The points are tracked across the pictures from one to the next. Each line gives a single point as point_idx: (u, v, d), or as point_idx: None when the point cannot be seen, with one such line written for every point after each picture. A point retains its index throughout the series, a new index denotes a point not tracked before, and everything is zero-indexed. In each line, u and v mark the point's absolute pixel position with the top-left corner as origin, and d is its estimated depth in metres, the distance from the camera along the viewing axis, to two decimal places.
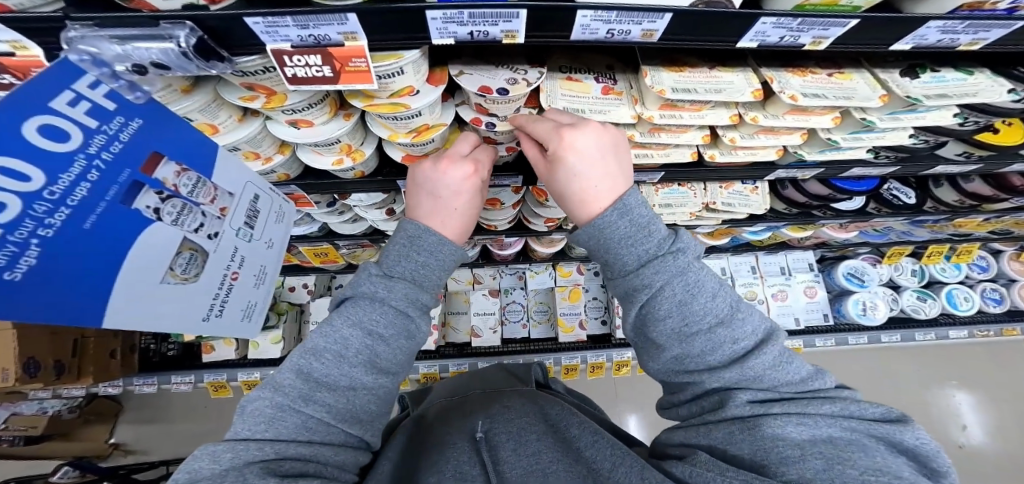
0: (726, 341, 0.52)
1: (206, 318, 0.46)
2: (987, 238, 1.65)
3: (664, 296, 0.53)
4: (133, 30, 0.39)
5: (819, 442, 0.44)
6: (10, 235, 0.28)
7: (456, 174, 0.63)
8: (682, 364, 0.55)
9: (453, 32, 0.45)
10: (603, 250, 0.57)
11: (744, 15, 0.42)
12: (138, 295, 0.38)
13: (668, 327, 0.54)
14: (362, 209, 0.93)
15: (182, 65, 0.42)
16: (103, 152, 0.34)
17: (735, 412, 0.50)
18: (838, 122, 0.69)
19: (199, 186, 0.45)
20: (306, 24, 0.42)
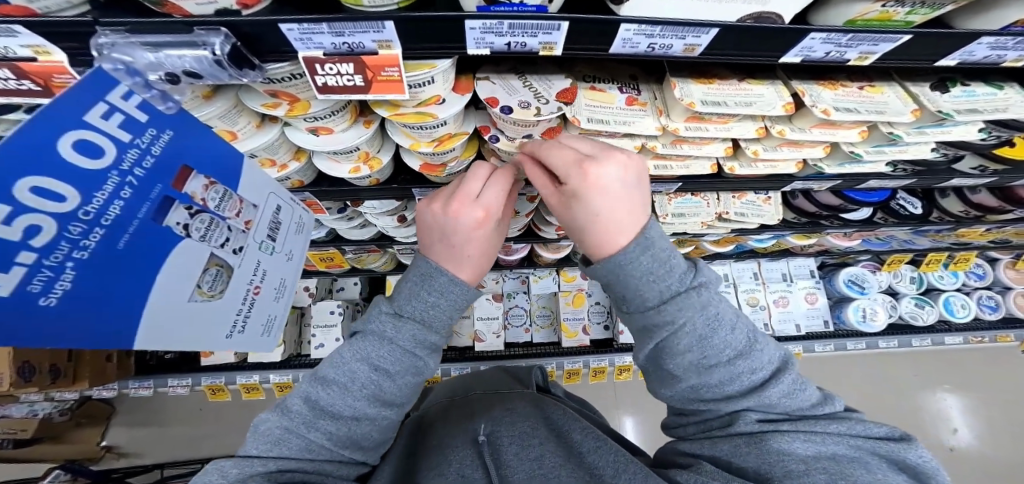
0: (745, 372, 0.50)
1: (228, 335, 0.47)
2: (985, 246, 1.67)
3: (684, 332, 0.49)
4: (166, 37, 0.38)
5: (822, 459, 0.44)
6: (42, 259, 0.28)
7: (469, 218, 0.55)
8: (698, 393, 0.52)
9: (490, 42, 0.44)
10: (623, 284, 0.50)
11: (793, 30, 0.42)
12: (167, 316, 0.38)
13: (688, 361, 0.50)
14: (374, 216, 0.91)
15: (213, 73, 0.41)
16: (138, 169, 0.33)
17: (743, 428, 0.49)
18: (864, 137, 0.69)
19: (226, 199, 0.44)
20: (342, 31, 0.41)
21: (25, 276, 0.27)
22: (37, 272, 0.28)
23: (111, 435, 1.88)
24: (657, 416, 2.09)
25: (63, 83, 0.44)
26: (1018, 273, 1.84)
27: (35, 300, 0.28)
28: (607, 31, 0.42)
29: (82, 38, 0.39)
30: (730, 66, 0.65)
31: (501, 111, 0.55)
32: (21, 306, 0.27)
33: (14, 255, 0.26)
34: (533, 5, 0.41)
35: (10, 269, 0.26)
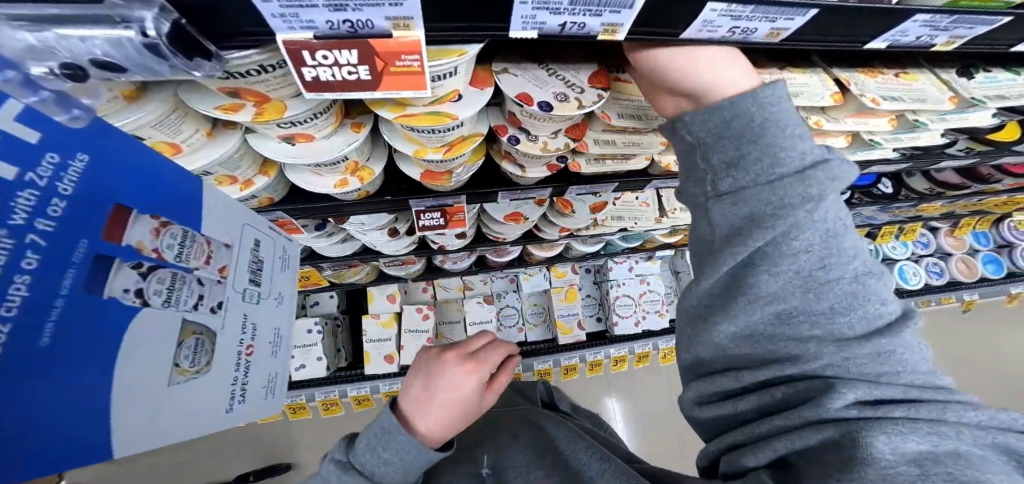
0: (873, 301, 0.40)
1: (228, 408, 0.35)
2: (932, 218, 1.81)
3: (813, 215, 0.39)
4: (51, 9, 0.23)
5: (944, 457, 0.32)
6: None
7: (452, 368, 0.57)
8: (785, 324, 0.41)
9: (541, 22, 0.34)
10: (751, 138, 0.39)
11: (897, 12, 0.36)
12: (149, 412, 0.27)
13: (800, 267, 0.40)
14: (361, 231, 0.80)
15: (144, 64, 0.27)
16: (42, 221, 0.21)
17: (830, 413, 0.37)
18: (892, 124, 0.65)
19: (188, 243, 0.32)
20: (343, 4, 0.29)
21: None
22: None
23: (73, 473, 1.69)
24: (646, 402, 2.11)
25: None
26: (956, 240, 2.02)
27: None
28: (688, 9, 0.34)
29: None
30: (766, 52, 0.58)
31: (533, 106, 0.46)
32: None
33: None
34: None
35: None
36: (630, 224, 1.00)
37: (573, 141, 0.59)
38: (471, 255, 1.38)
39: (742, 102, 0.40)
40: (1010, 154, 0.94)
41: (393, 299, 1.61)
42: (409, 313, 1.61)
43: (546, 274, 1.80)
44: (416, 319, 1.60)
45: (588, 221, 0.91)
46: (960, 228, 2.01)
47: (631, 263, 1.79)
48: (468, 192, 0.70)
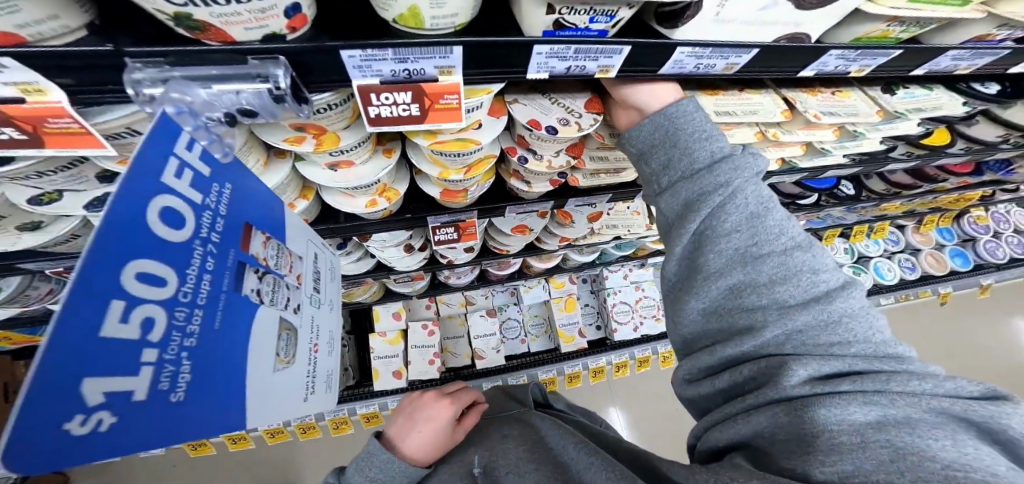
0: (803, 270, 0.50)
1: (305, 398, 0.41)
2: (897, 216, 1.96)
3: (729, 199, 0.53)
4: (210, 69, 0.33)
5: (888, 424, 0.40)
6: (164, 353, 0.24)
7: (430, 408, 0.83)
8: (738, 297, 0.52)
9: (552, 67, 0.44)
10: (673, 145, 0.57)
11: (815, 48, 0.47)
12: (264, 390, 0.33)
13: (733, 245, 0.52)
14: (380, 248, 0.88)
15: (271, 110, 0.37)
16: (214, 234, 0.28)
17: (789, 391, 0.45)
18: (834, 135, 0.78)
19: (280, 255, 0.39)
20: (406, 57, 0.38)
21: (152, 376, 0.23)
22: (162, 368, 0.24)
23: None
24: (647, 409, 2.17)
25: (57, 128, 0.35)
26: (923, 236, 2.19)
27: (167, 398, 0.24)
28: (663, 53, 0.44)
29: (80, 72, 0.31)
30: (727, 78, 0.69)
31: (540, 129, 0.55)
32: (154, 412, 0.23)
33: (137, 355, 0.22)
34: (597, 29, 0.41)
35: (138, 370, 0.22)
36: (624, 231, 1.10)
37: (573, 158, 0.68)
38: (474, 269, 1.46)
39: (660, 119, 0.58)
40: (947, 156, 1.07)
41: (398, 317, 1.73)
42: (416, 330, 1.75)
43: (545, 286, 1.92)
44: (422, 335, 1.74)
45: (586, 230, 1.01)
46: (926, 225, 2.18)
47: (625, 271, 1.92)
48: (479, 207, 0.79)
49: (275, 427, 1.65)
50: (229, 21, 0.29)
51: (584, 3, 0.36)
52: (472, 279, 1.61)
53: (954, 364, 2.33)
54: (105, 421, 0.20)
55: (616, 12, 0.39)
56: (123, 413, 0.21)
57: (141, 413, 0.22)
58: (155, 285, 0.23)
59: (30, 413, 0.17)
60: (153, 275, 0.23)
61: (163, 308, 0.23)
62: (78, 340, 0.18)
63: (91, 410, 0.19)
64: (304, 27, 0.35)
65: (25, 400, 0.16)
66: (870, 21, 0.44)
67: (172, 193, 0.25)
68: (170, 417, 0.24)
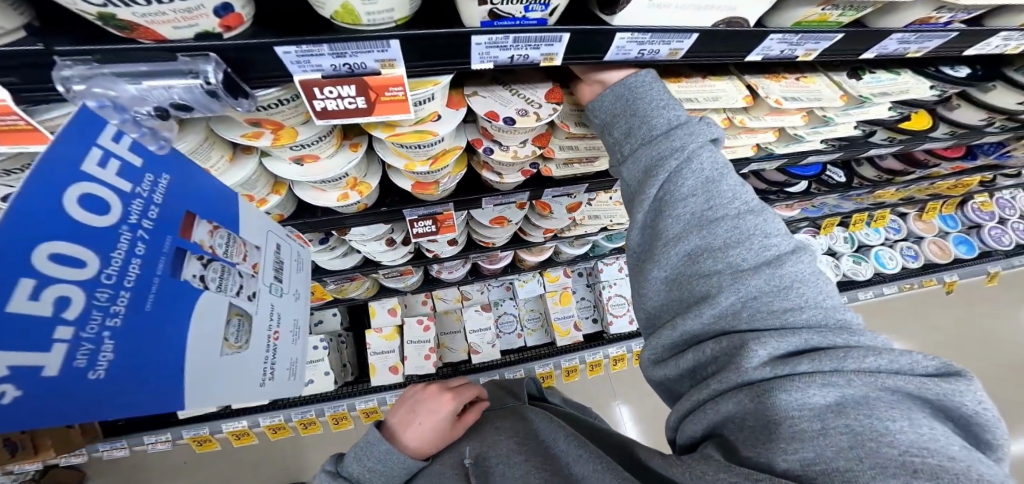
0: (757, 234, 0.50)
1: (262, 383, 0.43)
2: (897, 203, 1.93)
3: (685, 164, 0.53)
4: (140, 65, 0.34)
5: (847, 410, 0.37)
6: (82, 332, 0.25)
7: (433, 401, 0.84)
8: (695, 263, 0.51)
9: (494, 57, 0.45)
10: (633, 114, 0.56)
11: (755, 32, 0.48)
12: (206, 371, 0.35)
13: (689, 210, 0.52)
14: (361, 242, 0.89)
15: (205, 103, 0.38)
16: (146, 221, 0.30)
17: (749, 375, 0.43)
18: (804, 119, 0.77)
19: (231, 244, 0.41)
20: (343, 52, 0.39)
21: (67, 353, 0.25)
22: (79, 346, 0.25)
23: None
24: (646, 401, 2.19)
25: (7, 125, 0.36)
26: (925, 224, 2.15)
27: (85, 375, 0.26)
28: (602, 39, 0.45)
29: (24, 72, 0.33)
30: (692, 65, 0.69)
31: (497, 119, 0.57)
32: (66, 385, 0.25)
33: (51, 333, 0.24)
34: (535, 18, 0.41)
35: (52, 347, 0.24)
36: (607, 221, 1.11)
37: (539, 149, 0.69)
38: (464, 263, 1.48)
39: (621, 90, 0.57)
40: (933, 140, 1.06)
41: (394, 313, 1.76)
42: (411, 325, 1.77)
43: (540, 280, 1.95)
44: (417, 330, 1.76)
45: (567, 220, 1.02)
46: (928, 212, 2.14)
47: (620, 263, 1.96)
48: (455, 199, 0.80)
49: (276, 422, 1.69)
50: (155, 20, 0.31)
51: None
52: (464, 274, 1.63)
53: (961, 354, 2.28)
54: (10, 395, 0.22)
55: (549, 1, 0.40)
56: (29, 387, 0.23)
57: (49, 385, 0.24)
58: (67, 265, 0.24)
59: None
60: (65, 256, 0.24)
61: (78, 288, 0.25)
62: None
63: None
64: (244, 24, 0.36)
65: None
66: (805, 4, 0.45)
67: (96, 181, 0.26)
68: (77, 391, 0.25)
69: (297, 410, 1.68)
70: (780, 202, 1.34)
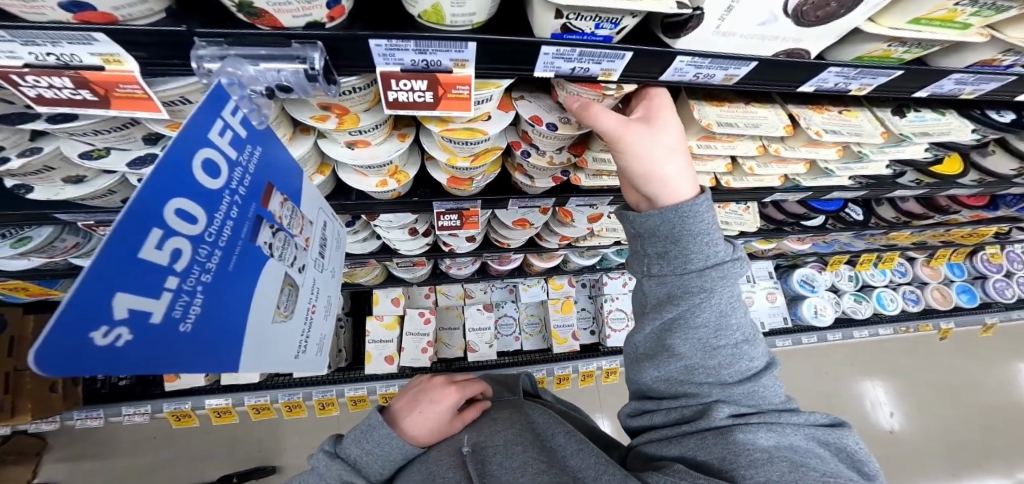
0: (746, 356, 0.56)
1: (296, 355, 0.44)
2: (908, 247, 1.93)
3: (708, 298, 0.55)
4: (263, 50, 0.38)
5: (782, 448, 0.47)
6: (184, 283, 0.27)
7: (438, 391, 0.82)
8: (690, 375, 0.57)
9: (557, 67, 0.47)
10: (674, 241, 0.55)
11: (815, 65, 0.50)
12: (262, 335, 0.37)
13: (698, 335, 0.56)
14: (385, 229, 0.92)
15: (304, 87, 0.41)
16: (241, 188, 0.33)
17: (715, 423, 0.52)
18: (839, 153, 0.80)
19: (293, 217, 0.43)
20: (426, 49, 0.42)
21: (169, 302, 0.26)
22: (179, 297, 0.27)
23: (47, 471, 1.91)
24: None
25: (125, 93, 0.41)
26: (933, 270, 2.14)
27: (178, 326, 0.27)
28: (664, 61, 0.47)
29: (154, 49, 0.38)
30: (734, 92, 0.70)
31: (544, 125, 0.59)
32: (165, 334, 0.26)
33: (164, 280, 0.25)
34: (602, 35, 0.44)
35: (160, 294, 0.25)
36: (624, 235, 1.12)
37: (574, 156, 0.71)
38: (476, 261, 1.51)
39: (668, 215, 0.55)
40: (957, 186, 1.08)
41: (397, 303, 1.80)
42: (412, 316, 1.83)
43: (543, 286, 2.00)
44: (418, 322, 1.82)
45: (585, 230, 1.03)
46: (936, 259, 2.13)
47: (625, 279, 2.02)
48: (483, 197, 0.82)
49: (261, 402, 1.69)
50: (281, 9, 0.35)
51: (589, 10, 0.39)
52: (472, 272, 1.65)
53: (952, 402, 2.28)
54: (123, 338, 0.23)
55: (619, 21, 0.42)
56: (138, 331, 0.24)
57: (151, 332, 0.25)
58: (180, 227, 0.26)
59: (78, 303, 0.19)
60: (179, 212, 0.26)
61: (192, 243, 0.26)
62: (119, 258, 0.21)
63: (114, 324, 0.22)
64: (343, 16, 0.40)
65: (78, 294, 0.19)
66: (872, 41, 0.47)
67: (209, 149, 0.28)
68: (176, 344, 0.27)
69: (284, 392, 1.71)
70: (794, 234, 1.36)
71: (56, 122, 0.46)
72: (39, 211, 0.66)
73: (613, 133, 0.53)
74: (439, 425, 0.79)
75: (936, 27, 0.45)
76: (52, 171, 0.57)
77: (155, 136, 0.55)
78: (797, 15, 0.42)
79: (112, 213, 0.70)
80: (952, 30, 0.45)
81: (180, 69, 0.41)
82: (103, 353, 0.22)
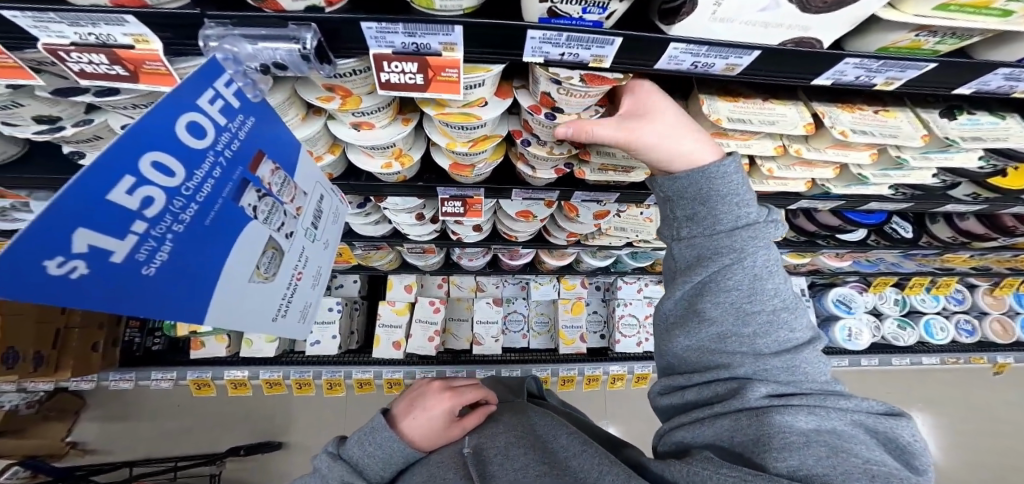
0: (785, 326, 0.49)
1: (274, 318, 0.48)
2: (969, 272, 1.74)
3: (743, 265, 0.50)
4: (262, 30, 0.41)
5: (823, 432, 0.41)
6: (152, 230, 0.29)
7: (434, 397, 0.82)
8: (722, 344, 0.50)
9: (546, 52, 0.47)
10: (703, 202, 0.53)
11: (831, 55, 0.47)
12: (236, 291, 0.40)
13: (729, 301, 0.50)
14: (394, 212, 0.95)
15: (300, 67, 0.43)
16: (227, 151, 0.35)
17: (749, 404, 0.46)
18: (874, 158, 0.73)
19: (286, 185, 0.46)
20: (414, 32, 0.43)
21: (134, 244, 0.28)
22: (146, 241, 0.29)
23: (78, 431, 2.28)
24: (633, 424, 2.20)
25: (151, 69, 0.44)
26: (996, 299, 1.93)
27: (141, 268, 0.29)
28: (658, 48, 0.45)
29: (176, 30, 0.42)
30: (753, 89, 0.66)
31: (547, 111, 0.58)
32: (128, 275, 0.28)
33: (131, 223, 0.27)
34: (592, 20, 0.43)
35: (125, 236, 0.27)
36: (633, 236, 1.08)
37: (575, 148, 0.70)
38: (487, 253, 1.53)
39: (694, 175, 0.53)
40: (1021, 204, 0.97)
41: (409, 290, 1.88)
42: (422, 305, 1.88)
43: (556, 285, 1.98)
44: (428, 310, 1.88)
45: (592, 226, 1.01)
46: (1001, 288, 1.91)
47: (641, 285, 1.96)
48: (487, 185, 0.83)
49: (274, 377, 1.77)
50: None
51: None
52: (484, 265, 1.67)
53: (1005, 447, 2.05)
54: (79, 270, 0.25)
55: (607, 5, 0.41)
56: (97, 267, 0.26)
57: (113, 269, 0.27)
58: (152, 177, 0.28)
59: (38, 230, 0.21)
60: (151, 164, 0.28)
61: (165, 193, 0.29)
62: (86, 197, 0.24)
63: (72, 255, 0.24)
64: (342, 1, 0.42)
65: (39, 223, 0.21)
66: (896, 29, 0.43)
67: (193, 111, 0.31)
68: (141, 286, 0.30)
69: (295, 369, 1.78)
70: (827, 247, 1.26)
71: (99, 94, 0.51)
72: None
73: (618, 138, 0.55)
74: (442, 431, 0.80)
75: (970, 17, 0.40)
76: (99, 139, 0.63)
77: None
78: (801, 1, 0.39)
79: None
80: (991, 18, 0.40)
81: (195, 49, 0.45)
82: (65, 284, 0.24)
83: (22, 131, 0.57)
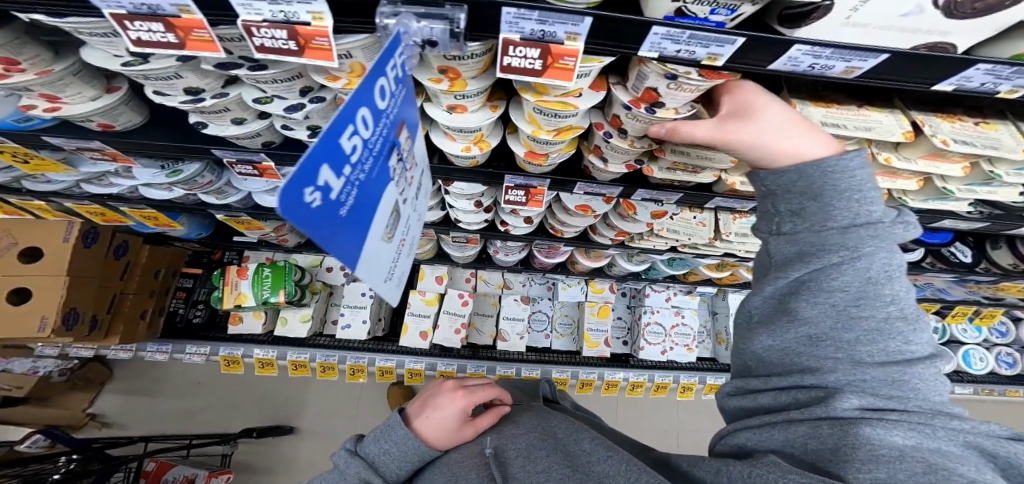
0: (898, 336, 0.46)
1: (388, 279, 0.51)
2: (1016, 305, 1.71)
3: (844, 264, 0.47)
4: (422, 9, 0.44)
5: (922, 450, 0.38)
6: (353, 176, 0.33)
7: (446, 398, 0.80)
8: (812, 346, 0.49)
9: (663, 48, 0.49)
10: (813, 197, 0.51)
11: (963, 60, 0.47)
12: (377, 246, 0.44)
13: (828, 303, 0.48)
14: (455, 198, 0.99)
15: (445, 45, 0.46)
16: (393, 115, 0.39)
17: (835, 412, 0.44)
18: (965, 172, 0.73)
19: (410, 155, 0.50)
20: (547, 21, 0.46)
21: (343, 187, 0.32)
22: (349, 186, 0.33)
23: (98, 404, 2.32)
24: (645, 432, 2.21)
25: (319, 45, 0.46)
26: None
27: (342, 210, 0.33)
28: (777, 49, 0.47)
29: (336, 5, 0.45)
30: (846, 93, 0.66)
31: (648, 106, 0.60)
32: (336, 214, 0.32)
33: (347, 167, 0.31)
34: (716, 20, 0.45)
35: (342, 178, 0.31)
36: (683, 239, 1.08)
37: (653, 144, 0.72)
38: (526, 249, 1.56)
39: (807, 171, 0.52)
40: None
41: (440, 281, 1.95)
42: (452, 297, 1.93)
43: (583, 288, 2.02)
44: (456, 303, 1.92)
45: (645, 226, 1.03)
46: None
47: (670, 294, 2.00)
48: (553, 177, 0.86)
49: (301, 359, 1.81)
50: None
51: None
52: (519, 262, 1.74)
53: None
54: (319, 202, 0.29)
55: (737, 7, 0.43)
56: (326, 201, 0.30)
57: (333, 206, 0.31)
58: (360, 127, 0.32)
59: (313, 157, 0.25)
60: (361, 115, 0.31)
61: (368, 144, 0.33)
62: (336, 137, 0.27)
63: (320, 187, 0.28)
64: None
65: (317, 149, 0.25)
66: None
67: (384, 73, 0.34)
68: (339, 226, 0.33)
69: (322, 352, 1.81)
70: None
71: (258, 67, 0.55)
72: (201, 145, 0.77)
73: (713, 138, 0.58)
74: (456, 434, 0.78)
75: None
76: (224, 112, 0.67)
77: (310, 88, 0.64)
78: (950, 8, 0.39)
79: (242, 156, 0.80)
80: None
81: (350, 27, 0.48)
82: (309, 212, 0.27)
83: (165, 99, 0.61)
